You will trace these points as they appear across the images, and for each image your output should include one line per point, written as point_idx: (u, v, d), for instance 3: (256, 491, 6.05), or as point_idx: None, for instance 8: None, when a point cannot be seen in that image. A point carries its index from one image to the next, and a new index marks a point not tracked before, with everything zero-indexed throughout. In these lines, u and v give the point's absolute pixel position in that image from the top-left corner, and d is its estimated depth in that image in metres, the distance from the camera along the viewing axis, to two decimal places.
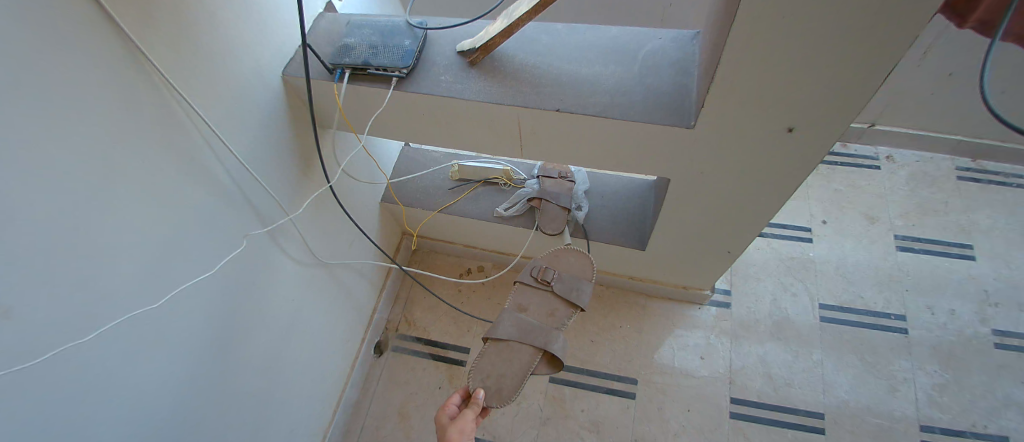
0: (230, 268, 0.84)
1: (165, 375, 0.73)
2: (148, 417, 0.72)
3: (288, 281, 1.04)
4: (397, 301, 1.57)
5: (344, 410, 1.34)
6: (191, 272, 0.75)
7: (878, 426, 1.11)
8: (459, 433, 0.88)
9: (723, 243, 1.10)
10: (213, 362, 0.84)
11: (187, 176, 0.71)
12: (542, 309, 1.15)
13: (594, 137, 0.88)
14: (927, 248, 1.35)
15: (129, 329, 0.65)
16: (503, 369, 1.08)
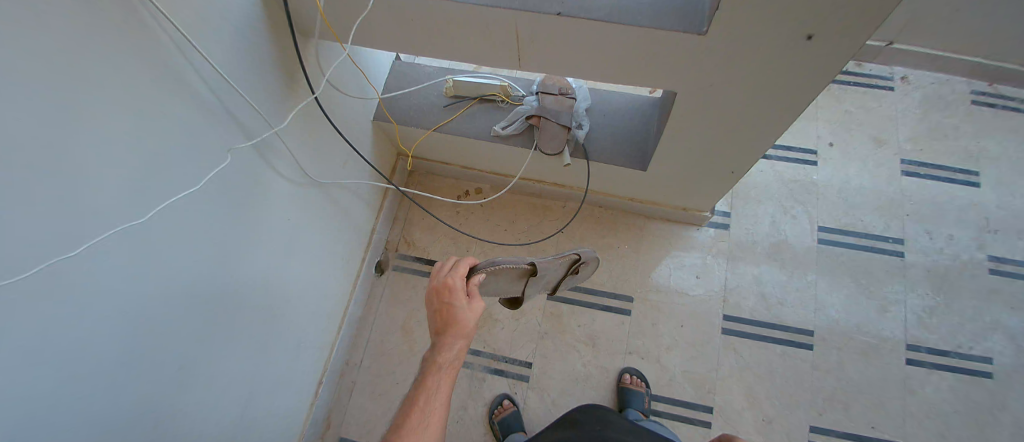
0: (213, 187, 0.78)
1: (159, 296, 0.71)
2: (144, 342, 0.71)
3: (281, 201, 0.98)
4: (396, 221, 1.50)
5: (348, 327, 1.35)
6: (168, 191, 0.68)
7: (865, 343, 1.25)
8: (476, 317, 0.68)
9: (727, 166, 1.03)
10: (212, 283, 0.82)
11: (161, 88, 0.65)
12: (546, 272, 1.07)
13: (597, 47, 0.77)
14: (932, 173, 1.38)
15: (116, 249, 0.62)
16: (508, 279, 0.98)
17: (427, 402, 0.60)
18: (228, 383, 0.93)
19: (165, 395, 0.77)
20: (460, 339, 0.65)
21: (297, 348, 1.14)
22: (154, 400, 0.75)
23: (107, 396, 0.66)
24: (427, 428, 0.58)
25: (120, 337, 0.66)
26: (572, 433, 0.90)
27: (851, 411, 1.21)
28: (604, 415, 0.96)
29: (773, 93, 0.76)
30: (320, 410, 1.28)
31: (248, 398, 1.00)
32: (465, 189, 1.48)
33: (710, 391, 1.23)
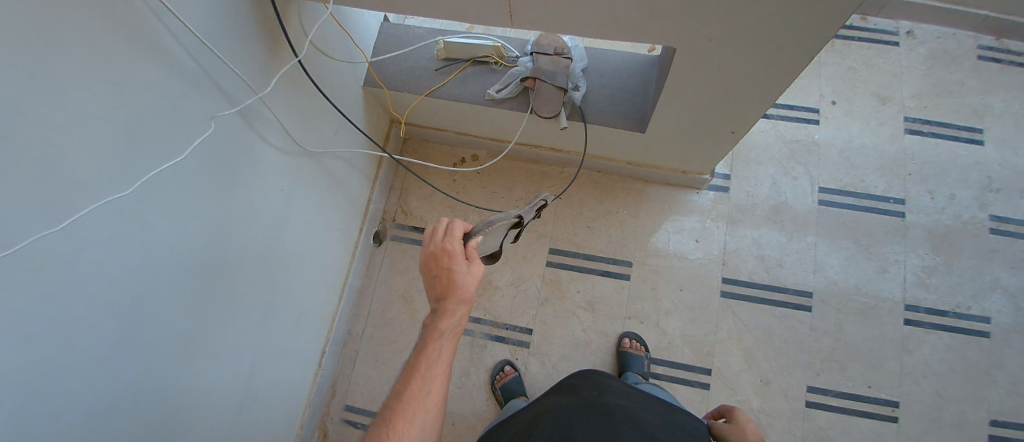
0: (201, 155, 0.76)
1: (148, 273, 0.70)
2: (140, 317, 0.70)
3: (273, 170, 0.96)
4: (392, 191, 1.49)
5: (349, 297, 1.35)
6: (152, 162, 0.67)
7: (863, 304, 1.26)
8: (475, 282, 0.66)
9: (728, 125, 1.00)
10: (204, 257, 0.81)
11: (136, 51, 0.62)
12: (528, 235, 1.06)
13: (593, 1, 0.73)
14: (935, 131, 1.36)
15: (102, 222, 0.61)
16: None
17: (429, 366, 0.59)
18: (230, 356, 0.93)
19: (165, 369, 0.77)
20: (460, 304, 0.63)
21: (298, 321, 1.15)
22: (154, 375, 0.75)
23: (105, 372, 0.66)
24: (430, 392, 0.58)
25: (113, 315, 0.65)
26: (571, 399, 0.88)
27: (849, 371, 1.22)
28: (602, 379, 0.95)
29: (786, 49, 0.73)
30: (324, 379, 1.30)
31: (251, 370, 1.00)
32: (461, 157, 1.46)
33: (709, 353, 1.23)
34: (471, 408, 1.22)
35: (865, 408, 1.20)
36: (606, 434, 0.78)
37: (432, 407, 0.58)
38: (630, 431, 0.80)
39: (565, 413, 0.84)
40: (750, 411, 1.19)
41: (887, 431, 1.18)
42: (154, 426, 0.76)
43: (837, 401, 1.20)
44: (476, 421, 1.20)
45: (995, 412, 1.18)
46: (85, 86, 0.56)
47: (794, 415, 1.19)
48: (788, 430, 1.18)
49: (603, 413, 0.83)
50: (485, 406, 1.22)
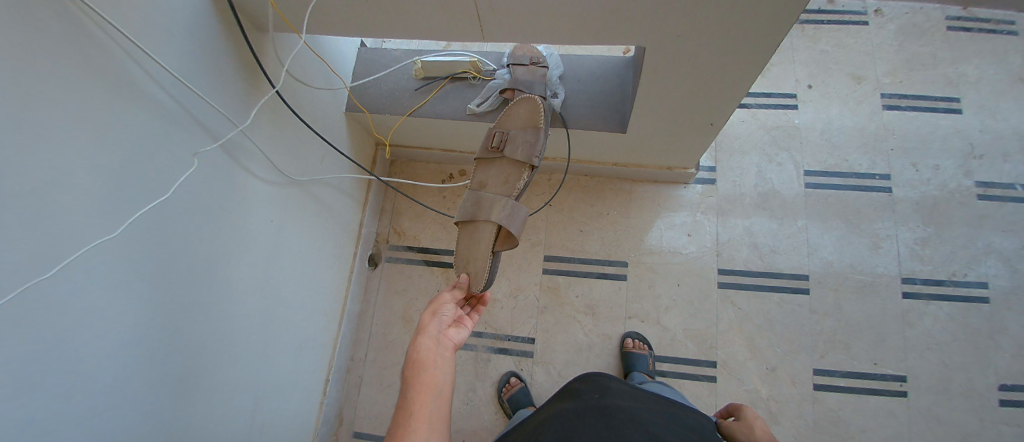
0: (188, 194, 0.76)
1: (141, 316, 0.70)
2: (139, 359, 0.70)
3: (262, 204, 0.96)
4: (383, 213, 1.49)
5: (349, 322, 1.35)
6: (136, 205, 0.67)
7: (859, 282, 1.26)
8: (433, 318, 0.78)
9: (707, 116, 1.01)
10: (198, 295, 0.80)
11: (115, 98, 0.63)
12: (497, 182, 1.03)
13: (558, 8, 0.74)
14: (913, 105, 1.37)
15: (89, 271, 0.61)
16: (472, 248, 0.98)
17: (408, 393, 0.65)
18: (232, 392, 0.92)
19: (165, 412, 0.76)
20: (421, 337, 0.73)
21: (299, 349, 1.14)
22: (156, 418, 0.74)
23: (103, 420, 0.65)
24: (413, 411, 0.63)
25: (107, 361, 0.65)
26: (573, 405, 0.89)
27: (853, 350, 1.22)
28: (603, 382, 0.95)
29: (757, 38, 0.74)
30: (331, 407, 1.29)
31: (255, 403, 0.99)
32: (449, 172, 1.47)
33: (712, 345, 1.24)
34: (481, 423, 1.22)
35: (872, 386, 1.20)
36: (607, 434, 0.78)
37: (418, 422, 0.61)
38: (631, 429, 0.80)
39: (567, 418, 0.84)
40: (759, 400, 1.19)
41: (897, 407, 1.18)
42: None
43: (844, 381, 1.20)
44: (487, 436, 1.20)
45: (1003, 377, 1.19)
46: (59, 139, 0.56)
47: (802, 399, 1.19)
48: (798, 416, 1.18)
49: (604, 415, 0.83)
50: (494, 419, 1.22)
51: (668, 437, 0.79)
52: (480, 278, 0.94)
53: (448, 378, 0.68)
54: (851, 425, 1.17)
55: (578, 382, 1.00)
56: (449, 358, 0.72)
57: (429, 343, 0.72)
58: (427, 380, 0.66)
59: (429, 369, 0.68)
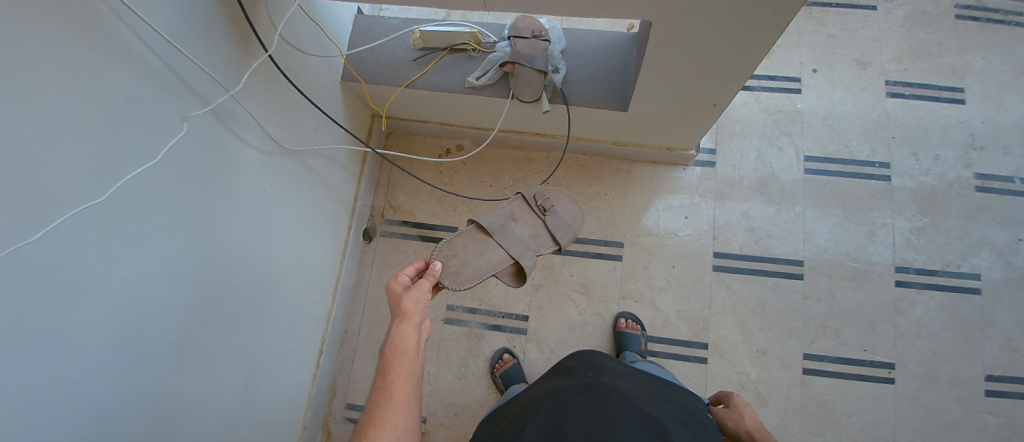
0: (180, 159, 0.75)
1: (129, 285, 0.68)
2: (131, 326, 0.70)
3: (255, 172, 0.95)
4: (379, 186, 1.47)
5: (343, 295, 1.35)
6: (123, 168, 0.65)
7: (854, 269, 1.27)
8: (417, 304, 0.75)
9: (711, 96, 0.99)
10: (188, 266, 0.79)
11: (106, 59, 0.61)
12: (528, 228, 1.03)
13: None
14: (917, 93, 1.36)
15: (74, 233, 0.59)
16: (472, 257, 0.97)
17: (387, 376, 0.64)
18: (226, 360, 0.92)
19: (156, 381, 0.75)
20: (403, 323, 0.71)
21: (291, 321, 1.14)
22: (146, 387, 0.74)
23: (95, 386, 0.65)
24: (391, 396, 0.62)
25: (96, 327, 0.64)
26: (568, 382, 0.88)
27: (843, 336, 1.23)
28: (598, 361, 0.95)
29: (769, 19, 0.72)
30: (323, 379, 1.30)
31: (247, 374, 0.99)
32: (446, 147, 1.45)
33: (705, 327, 1.24)
34: (472, 398, 1.23)
35: (861, 372, 1.21)
36: (602, 413, 0.78)
37: (396, 408, 0.61)
38: (623, 408, 0.79)
39: (560, 395, 0.84)
40: (749, 382, 1.20)
41: (884, 393, 1.20)
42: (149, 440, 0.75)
43: (833, 366, 1.21)
44: (479, 410, 1.21)
45: (990, 367, 1.21)
46: (40, 94, 0.54)
47: (792, 383, 1.20)
48: (787, 399, 1.19)
49: (597, 393, 0.83)
50: (486, 394, 1.23)
51: (659, 417, 0.79)
52: (462, 277, 0.95)
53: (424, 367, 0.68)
54: (838, 409, 1.19)
55: (574, 359, 1.00)
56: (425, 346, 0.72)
57: (412, 329, 0.70)
58: (407, 366, 0.66)
59: (410, 356, 0.67)
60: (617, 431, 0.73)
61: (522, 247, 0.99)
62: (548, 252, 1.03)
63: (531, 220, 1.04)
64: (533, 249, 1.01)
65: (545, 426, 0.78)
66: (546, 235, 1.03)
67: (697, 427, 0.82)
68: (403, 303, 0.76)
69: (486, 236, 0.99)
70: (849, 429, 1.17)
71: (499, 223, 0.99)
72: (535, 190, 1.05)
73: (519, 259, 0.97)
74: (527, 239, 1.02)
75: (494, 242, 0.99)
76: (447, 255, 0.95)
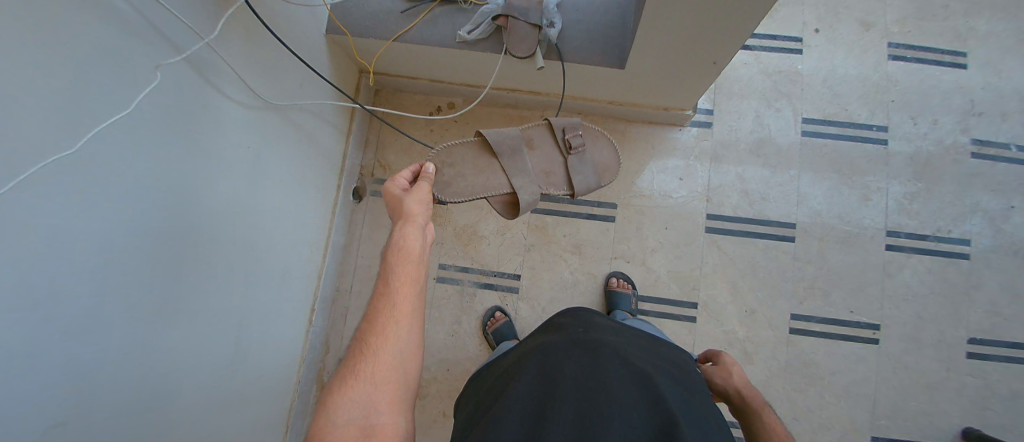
0: (157, 109, 0.71)
1: (113, 240, 0.66)
2: (124, 281, 0.68)
3: (236, 126, 0.91)
4: (367, 145, 1.45)
5: (334, 253, 1.35)
6: (96, 116, 0.61)
7: (845, 233, 1.27)
8: (419, 206, 0.83)
9: (709, 54, 0.97)
10: (173, 222, 0.77)
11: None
12: (541, 162, 1.00)
13: None
14: (918, 57, 1.34)
15: (50, 183, 0.56)
16: (467, 173, 0.97)
17: (391, 283, 0.73)
18: (218, 319, 0.92)
19: (148, 337, 0.74)
20: (408, 227, 0.79)
21: (281, 278, 1.14)
22: (140, 341, 0.72)
23: (90, 343, 0.64)
24: (396, 302, 0.71)
25: (82, 282, 0.62)
26: (558, 338, 0.89)
27: (830, 297, 1.25)
28: (588, 317, 0.97)
29: None
30: (317, 335, 1.33)
31: (240, 332, 0.99)
32: (437, 105, 1.42)
33: (695, 288, 1.26)
34: (466, 353, 1.26)
35: (846, 332, 1.24)
36: (591, 366, 0.78)
37: (399, 315, 0.70)
38: (612, 362, 0.80)
39: (551, 347, 0.85)
40: (735, 340, 1.23)
41: (866, 353, 1.24)
42: (144, 399, 0.74)
43: (819, 326, 1.25)
44: (472, 365, 1.25)
45: (972, 331, 1.25)
46: (11, 33, 0.50)
47: (777, 342, 1.23)
48: (771, 357, 1.23)
49: (586, 347, 0.83)
50: (479, 350, 1.26)
51: (646, 370, 0.80)
52: (450, 190, 0.96)
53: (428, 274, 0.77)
54: (823, 368, 1.23)
55: (563, 317, 1.01)
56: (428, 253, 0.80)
57: (415, 232, 0.79)
58: (411, 274, 0.74)
59: (414, 262, 0.75)
60: (605, 383, 0.75)
61: (531, 178, 0.97)
62: (557, 193, 1.01)
63: (549, 152, 1.01)
64: (542, 185, 1.00)
65: (534, 379, 0.78)
66: (562, 174, 1.01)
67: (686, 381, 0.84)
68: (404, 205, 0.83)
69: (491, 157, 0.98)
70: (833, 387, 1.22)
71: (511, 146, 0.97)
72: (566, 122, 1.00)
73: (519, 189, 0.95)
74: (539, 175, 1.00)
75: (497, 165, 0.98)
76: (444, 161, 0.97)
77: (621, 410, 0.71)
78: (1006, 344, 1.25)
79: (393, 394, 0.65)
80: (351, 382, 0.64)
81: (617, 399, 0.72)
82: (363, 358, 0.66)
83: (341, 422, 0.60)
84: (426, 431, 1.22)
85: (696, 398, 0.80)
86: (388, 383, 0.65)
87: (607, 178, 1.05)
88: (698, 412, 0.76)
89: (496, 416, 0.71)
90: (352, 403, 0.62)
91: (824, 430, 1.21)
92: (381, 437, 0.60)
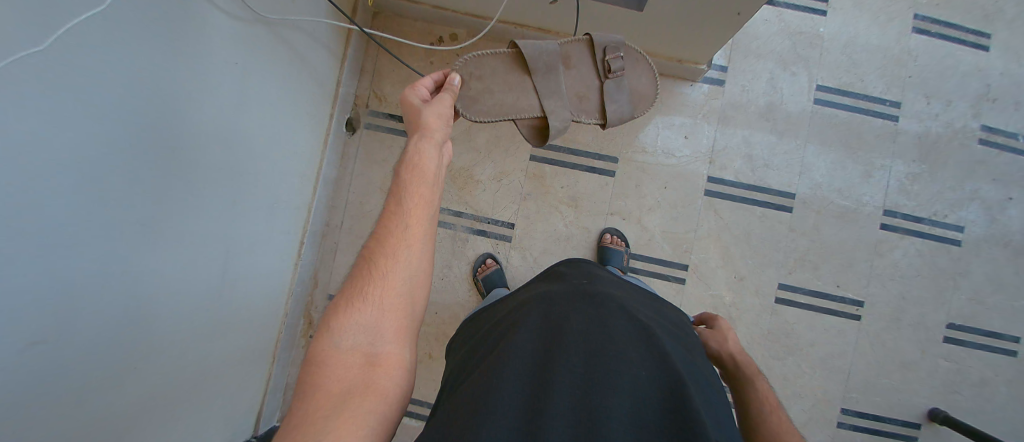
0: (136, 5, 0.59)
1: (90, 153, 0.56)
2: (103, 207, 0.59)
3: (224, 38, 0.79)
4: (363, 73, 1.38)
5: (324, 187, 1.29)
6: (70, 6, 0.51)
7: (844, 207, 1.26)
8: (438, 122, 0.76)
9: (740, 3, 0.90)
10: (157, 137, 0.66)
11: None
12: (576, 85, 0.92)
13: None
14: (942, 33, 1.29)
15: (23, 80, 0.46)
16: (496, 89, 0.90)
17: (404, 203, 0.67)
18: (205, 257, 0.83)
19: (131, 268, 0.65)
20: (424, 143, 0.73)
21: (270, 211, 1.05)
22: (122, 270, 0.64)
23: (68, 275, 0.55)
24: (408, 224, 0.65)
25: (58, 197, 0.52)
26: (561, 287, 0.72)
27: (821, 270, 1.25)
28: (591, 269, 0.82)
29: None
30: (305, 270, 1.27)
31: (229, 271, 0.91)
32: (439, 36, 1.34)
33: (688, 249, 1.24)
34: (452, 298, 1.24)
35: (832, 307, 1.25)
36: (598, 321, 0.62)
37: (411, 238, 0.64)
38: (625, 319, 0.64)
39: (554, 298, 0.68)
40: (722, 304, 1.23)
41: (848, 328, 1.25)
42: (127, 340, 0.66)
43: (806, 298, 1.25)
44: (459, 310, 1.23)
45: (953, 316, 1.26)
46: None
47: (763, 310, 1.24)
48: (756, 324, 1.24)
49: (595, 300, 0.66)
50: (466, 296, 1.24)
51: (658, 332, 0.65)
52: (477, 107, 0.89)
53: (441, 199, 0.72)
54: (804, 338, 1.24)
55: (566, 266, 0.86)
56: (443, 176, 0.74)
57: (431, 152, 0.72)
58: (425, 196, 0.68)
59: (428, 184, 0.70)
60: (615, 343, 0.59)
61: (562, 101, 0.90)
62: (588, 121, 0.94)
63: (586, 74, 0.93)
64: (574, 111, 0.93)
65: (532, 335, 0.62)
66: (595, 100, 0.94)
67: (693, 344, 0.71)
68: (422, 118, 0.76)
69: (523, 73, 0.90)
70: (810, 357, 1.24)
71: (546, 63, 0.88)
72: (607, 40, 0.91)
73: (550, 112, 0.89)
74: (572, 98, 0.92)
75: (529, 83, 0.90)
76: (472, 74, 0.89)
77: (636, 383, 0.55)
78: (984, 332, 1.26)
79: (401, 323, 0.61)
80: (358, 301, 0.60)
81: (631, 368, 0.56)
82: (371, 281, 0.61)
83: (346, 346, 0.57)
84: None
85: (703, 365, 0.67)
86: (398, 309, 0.60)
87: (643, 110, 0.98)
88: (711, 385, 0.63)
89: (483, 380, 0.55)
90: (357, 327, 0.58)
91: (799, 398, 1.23)
92: (386, 366, 0.56)
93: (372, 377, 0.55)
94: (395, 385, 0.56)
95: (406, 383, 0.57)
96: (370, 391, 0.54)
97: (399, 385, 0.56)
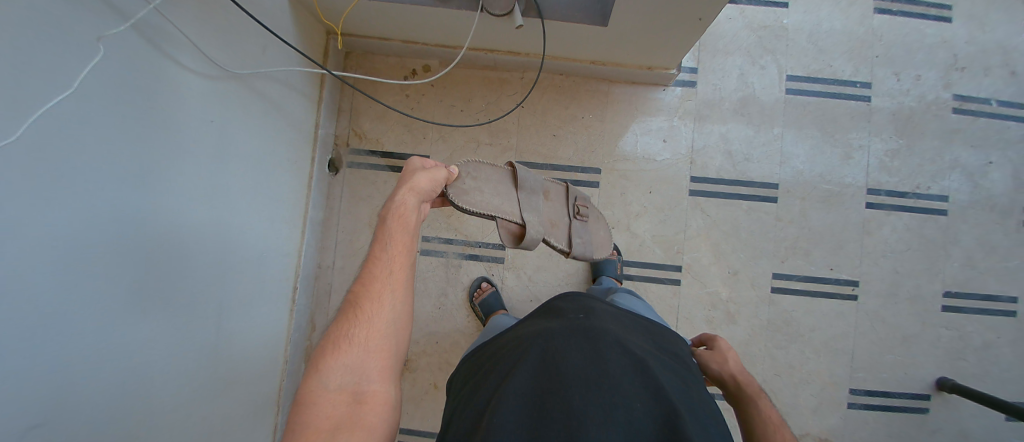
0: (107, 88, 0.61)
1: (74, 236, 0.57)
2: (97, 286, 0.61)
3: (201, 101, 0.80)
4: (341, 112, 1.39)
5: (313, 229, 1.30)
6: (30, 104, 0.51)
7: (827, 191, 1.27)
8: (428, 180, 0.76)
9: (699, 11, 0.92)
10: (139, 207, 0.67)
11: None
12: (551, 213, 0.98)
13: None
14: (905, 10, 1.31)
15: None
16: (486, 192, 0.88)
17: (387, 247, 0.68)
18: (203, 314, 0.84)
19: (128, 338, 0.67)
20: (407, 192, 0.73)
21: (260, 260, 1.05)
22: (117, 345, 0.65)
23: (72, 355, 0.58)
24: (392, 270, 0.67)
25: (44, 279, 0.54)
26: (557, 323, 0.71)
27: (812, 256, 1.26)
28: (589, 301, 0.81)
29: None
30: (302, 313, 1.27)
31: (227, 322, 0.93)
32: (412, 68, 1.36)
33: (679, 251, 1.26)
34: (452, 326, 1.25)
35: (827, 290, 1.26)
36: (596, 365, 0.62)
37: (395, 284, 0.66)
38: (621, 354, 0.64)
39: (552, 336, 0.67)
40: (719, 301, 1.24)
41: (846, 310, 1.26)
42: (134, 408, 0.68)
43: (800, 285, 1.26)
44: (459, 337, 1.24)
45: (948, 285, 1.27)
46: None
47: (759, 301, 1.25)
48: (754, 316, 1.25)
49: (591, 339, 0.66)
50: (466, 322, 1.25)
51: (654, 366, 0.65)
52: (465, 199, 0.85)
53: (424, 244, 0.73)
54: (803, 325, 1.25)
55: (562, 299, 0.86)
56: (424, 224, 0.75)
57: (414, 201, 0.73)
58: (408, 242, 0.70)
59: (411, 232, 0.70)
60: (611, 388, 0.59)
61: (540, 221, 0.93)
62: (558, 245, 0.97)
63: (560, 211, 1.01)
64: (547, 233, 0.95)
65: (530, 380, 0.61)
66: (565, 233, 0.99)
67: (688, 374, 0.71)
68: (410, 174, 0.77)
69: (511, 187, 0.92)
70: (811, 342, 1.25)
71: (532, 189, 0.94)
72: (576, 192, 1.04)
73: (532, 221, 0.88)
74: (547, 222, 0.96)
75: (514, 196, 0.91)
76: (471, 173, 0.87)
77: (630, 428, 0.55)
78: (981, 296, 1.28)
79: (386, 361, 0.62)
80: (344, 342, 0.61)
81: (626, 412, 0.57)
82: (355, 322, 0.62)
83: (332, 386, 0.58)
84: (417, 403, 1.22)
85: (700, 397, 0.67)
86: (382, 351, 0.62)
87: (603, 261, 1.06)
88: (704, 415, 0.63)
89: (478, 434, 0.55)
90: (343, 368, 0.59)
91: (806, 385, 1.24)
92: (371, 404, 0.58)
93: (359, 413, 0.57)
94: (381, 423, 0.58)
95: (391, 419, 0.59)
96: (356, 428, 0.55)
97: (382, 422, 0.58)
